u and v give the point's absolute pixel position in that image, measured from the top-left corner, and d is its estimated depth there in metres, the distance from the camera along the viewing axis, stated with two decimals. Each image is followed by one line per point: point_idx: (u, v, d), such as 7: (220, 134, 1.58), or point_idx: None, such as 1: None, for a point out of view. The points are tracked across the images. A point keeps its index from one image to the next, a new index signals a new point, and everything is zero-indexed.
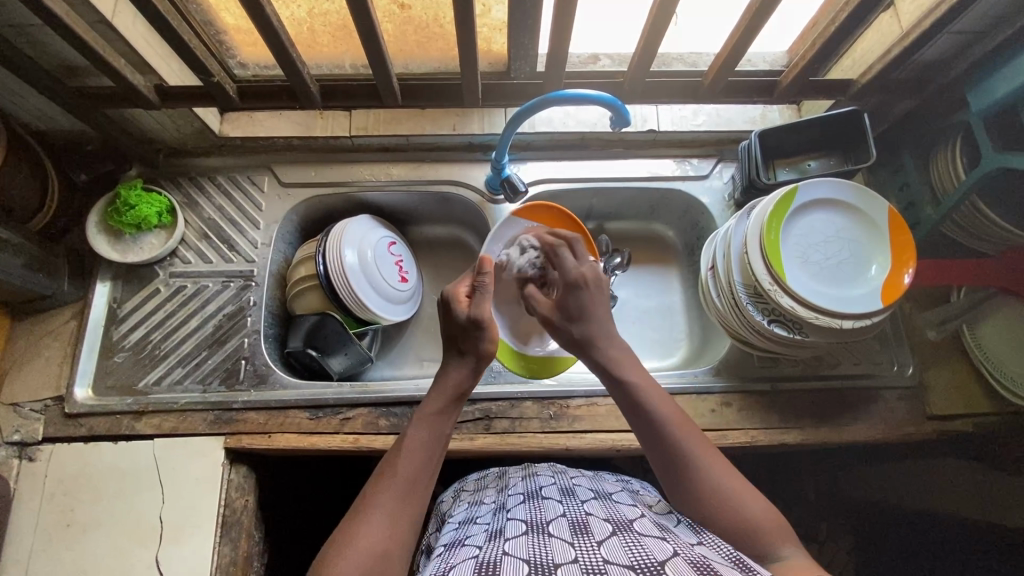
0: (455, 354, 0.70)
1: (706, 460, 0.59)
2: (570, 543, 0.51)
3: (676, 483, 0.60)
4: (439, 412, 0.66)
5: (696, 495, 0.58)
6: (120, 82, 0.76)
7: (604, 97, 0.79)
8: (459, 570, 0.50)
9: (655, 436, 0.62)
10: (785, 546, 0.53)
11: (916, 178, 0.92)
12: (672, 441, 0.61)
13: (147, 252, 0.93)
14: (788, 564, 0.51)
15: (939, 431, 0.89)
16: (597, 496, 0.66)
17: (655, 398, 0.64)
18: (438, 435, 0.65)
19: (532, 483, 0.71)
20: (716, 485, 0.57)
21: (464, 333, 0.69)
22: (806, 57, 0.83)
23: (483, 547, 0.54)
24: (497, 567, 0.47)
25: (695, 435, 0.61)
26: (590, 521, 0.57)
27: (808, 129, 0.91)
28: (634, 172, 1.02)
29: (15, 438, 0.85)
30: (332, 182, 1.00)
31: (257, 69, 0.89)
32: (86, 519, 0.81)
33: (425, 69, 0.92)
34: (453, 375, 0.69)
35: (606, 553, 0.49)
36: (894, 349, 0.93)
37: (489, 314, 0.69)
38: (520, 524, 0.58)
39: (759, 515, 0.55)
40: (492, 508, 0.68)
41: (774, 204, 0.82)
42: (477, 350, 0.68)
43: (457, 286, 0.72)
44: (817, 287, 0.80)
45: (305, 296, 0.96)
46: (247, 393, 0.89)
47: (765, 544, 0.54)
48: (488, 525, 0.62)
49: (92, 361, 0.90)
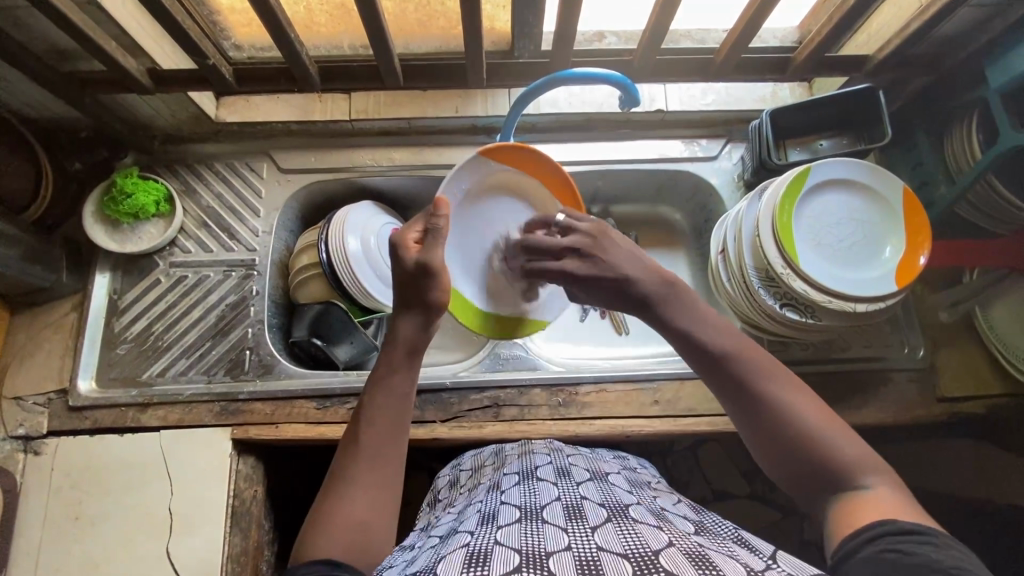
0: (403, 306, 0.65)
1: (785, 391, 0.52)
2: (564, 530, 0.50)
3: (756, 429, 0.52)
4: (398, 370, 0.62)
5: (779, 435, 0.51)
6: (113, 67, 0.73)
7: (613, 76, 0.76)
8: (449, 556, 0.48)
9: (725, 373, 0.54)
10: (871, 476, 0.48)
11: (930, 157, 0.90)
12: (746, 378, 0.53)
13: (147, 242, 0.91)
14: (869, 498, 0.46)
15: (950, 413, 0.89)
16: (593, 478, 0.65)
17: (717, 330, 0.57)
18: (400, 395, 0.61)
19: (528, 463, 0.70)
20: (800, 421, 0.51)
21: (413, 280, 0.64)
22: (822, 32, 0.80)
23: (475, 532, 0.53)
24: (488, 556, 0.45)
25: (771, 368, 0.54)
26: (585, 508, 0.55)
27: (821, 107, 0.89)
28: (642, 153, 1.00)
29: (20, 432, 0.84)
30: (332, 167, 0.98)
31: (253, 51, 0.86)
32: (94, 512, 0.81)
33: (426, 50, 0.89)
34: (404, 329, 0.64)
35: (600, 541, 0.47)
36: (905, 332, 0.92)
37: (442, 258, 0.65)
38: (514, 509, 0.57)
39: (850, 447, 0.49)
40: (487, 488, 0.68)
41: (787, 185, 0.80)
42: (426, 301, 0.64)
43: (408, 230, 0.67)
44: (826, 263, 0.80)
45: (309, 285, 0.95)
46: (252, 384, 0.88)
47: (851, 475, 0.48)
48: (483, 507, 0.61)
49: (95, 354, 0.89)
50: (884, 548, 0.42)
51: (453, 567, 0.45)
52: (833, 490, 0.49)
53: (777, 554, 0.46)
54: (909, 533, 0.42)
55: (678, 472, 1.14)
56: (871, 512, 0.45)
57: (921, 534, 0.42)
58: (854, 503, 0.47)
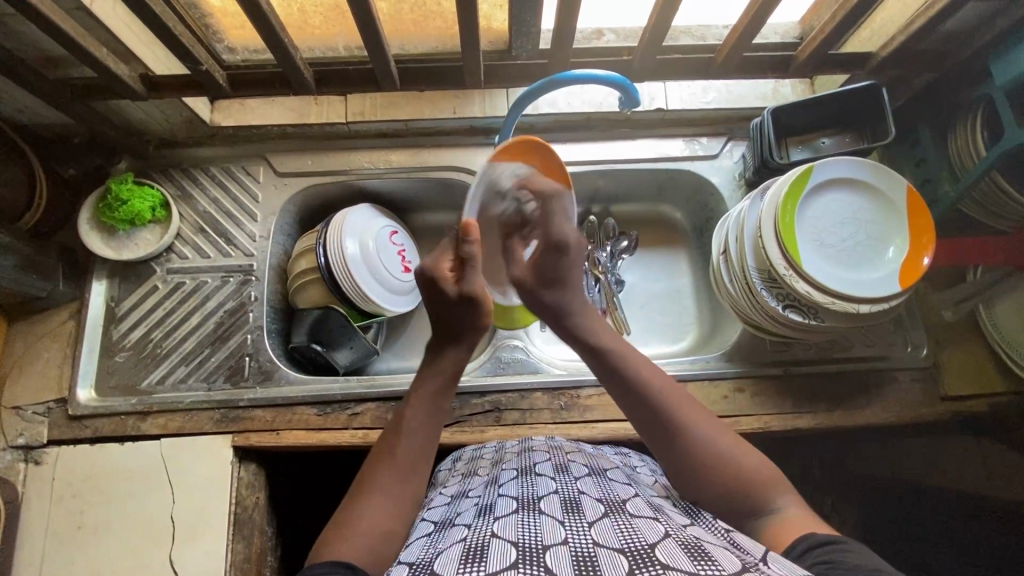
0: (450, 334, 0.68)
1: (693, 420, 0.60)
2: (561, 523, 0.50)
3: (669, 448, 0.59)
4: (438, 388, 0.66)
5: (692, 458, 0.58)
6: (105, 74, 0.72)
7: (612, 77, 0.75)
8: (445, 552, 0.48)
9: (646, 409, 0.61)
10: (778, 497, 0.55)
11: (934, 154, 0.89)
12: (661, 410, 0.61)
13: (143, 249, 0.91)
14: (787, 519, 0.53)
15: (953, 412, 0.89)
16: (592, 473, 0.65)
17: (637, 369, 0.64)
18: (435, 412, 0.65)
19: (527, 460, 0.70)
20: (701, 442, 0.58)
21: (455, 311, 0.67)
22: (825, 30, 0.79)
23: (472, 526, 0.52)
24: (484, 551, 0.45)
25: (681, 398, 0.62)
26: (583, 502, 0.55)
27: (822, 105, 0.88)
28: (642, 153, 0.99)
29: (21, 441, 0.84)
30: (328, 170, 0.97)
31: (246, 54, 0.85)
32: (97, 520, 0.81)
33: (422, 51, 0.88)
34: (452, 355, 0.68)
35: (596, 533, 0.47)
36: (908, 331, 0.92)
37: (480, 287, 0.67)
38: (511, 501, 0.56)
39: (757, 468, 0.56)
40: (484, 481, 0.67)
41: (789, 184, 0.79)
42: (474, 328, 0.68)
43: (441, 260, 0.69)
44: (836, 266, 0.79)
45: (307, 290, 0.94)
46: (252, 390, 0.88)
47: (761, 496, 0.55)
48: (479, 500, 0.61)
49: (93, 362, 0.89)
50: (819, 558, 0.46)
51: (450, 565, 0.44)
52: (750, 513, 0.55)
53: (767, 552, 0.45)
54: (838, 544, 0.47)
55: None
56: (785, 533, 0.51)
57: (835, 543, 0.47)
58: (771, 526, 0.53)
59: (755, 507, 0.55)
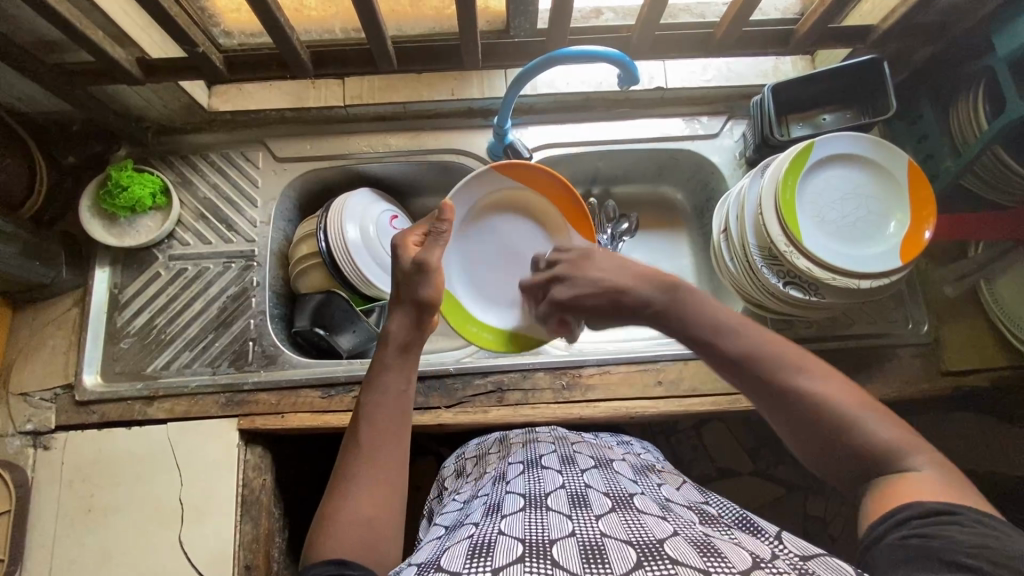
0: (398, 302, 0.66)
1: (808, 380, 0.49)
2: (568, 518, 0.50)
3: (786, 420, 0.50)
4: (392, 368, 0.63)
5: (824, 431, 0.48)
6: (102, 58, 0.72)
7: (611, 53, 0.74)
8: (453, 547, 0.48)
9: (758, 379, 0.51)
10: (917, 456, 0.46)
11: (936, 129, 0.88)
12: (776, 376, 0.50)
13: (144, 236, 0.91)
14: (908, 481, 0.45)
15: (955, 386, 0.89)
16: (599, 466, 0.65)
17: (749, 330, 0.53)
18: (397, 392, 0.62)
19: (533, 451, 0.71)
20: (836, 415, 0.48)
21: (407, 277, 0.66)
22: (824, 3, 0.78)
23: (479, 523, 0.53)
24: (491, 546, 0.46)
25: (799, 356, 0.51)
26: (589, 495, 0.56)
27: (823, 81, 0.87)
28: (642, 133, 0.99)
29: (29, 427, 0.85)
30: (327, 155, 0.96)
31: (243, 38, 0.84)
32: (106, 503, 0.82)
33: (420, 31, 0.87)
34: (394, 326, 0.65)
35: (603, 527, 0.48)
36: (909, 307, 0.92)
37: (436, 259, 0.66)
38: (518, 498, 0.57)
39: (884, 429, 0.47)
40: (493, 478, 0.68)
41: (789, 160, 0.79)
42: (418, 299, 0.65)
43: (410, 233, 0.69)
44: (818, 236, 0.79)
45: (309, 274, 0.94)
46: (256, 374, 0.88)
47: (896, 466, 0.46)
48: (489, 498, 0.62)
49: (99, 348, 0.89)
50: (911, 531, 0.42)
51: (457, 558, 0.45)
52: (878, 480, 0.47)
53: (781, 534, 0.47)
54: (940, 516, 0.41)
55: (682, 450, 1.15)
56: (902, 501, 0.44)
57: (946, 514, 0.41)
58: (896, 486, 0.45)
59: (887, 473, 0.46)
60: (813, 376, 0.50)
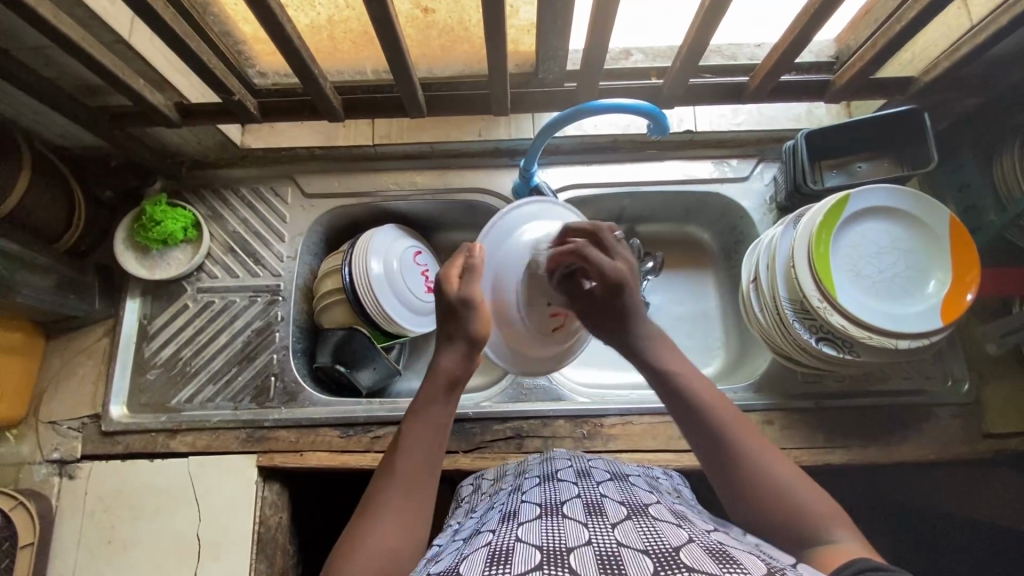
0: (446, 340, 0.65)
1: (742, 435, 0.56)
2: (584, 524, 0.48)
3: (713, 457, 0.56)
4: (432, 403, 0.61)
5: (742, 475, 0.54)
6: (140, 103, 0.75)
7: (645, 107, 0.76)
8: (471, 555, 0.46)
9: (699, 422, 0.58)
10: (840, 530, 0.50)
11: (978, 180, 0.85)
12: (708, 419, 0.58)
13: (175, 269, 0.93)
14: (835, 549, 0.48)
15: (997, 450, 0.85)
16: (614, 478, 0.61)
17: (696, 383, 0.61)
18: (436, 428, 0.60)
19: (549, 466, 0.66)
20: (764, 471, 0.54)
21: (453, 314, 0.65)
22: (864, 57, 0.76)
23: (497, 531, 0.50)
24: (509, 555, 0.43)
25: (737, 417, 0.58)
26: (605, 503, 0.53)
27: (857, 130, 0.86)
28: (669, 175, 0.98)
29: (56, 456, 0.87)
30: (354, 192, 0.97)
31: (278, 78, 0.84)
32: (126, 536, 0.83)
33: (449, 73, 0.86)
34: (445, 360, 0.63)
35: (620, 535, 0.46)
36: (949, 364, 0.88)
37: (479, 293, 0.66)
38: (534, 507, 0.54)
39: (815, 503, 0.51)
40: (508, 490, 0.65)
41: (824, 213, 0.77)
42: (468, 334, 0.64)
43: (449, 266, 0.68)
44: (840, 274, 0.77)
45: (332, 309, 0.94)
46: (278, 411, 0.89)
47: (817, 525, 0.50)
48: (505, 507, 0.58)
49: (126, 379, 0.91)
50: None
51: (474, 566, 0.43)
52: (806, 544, 0.50)
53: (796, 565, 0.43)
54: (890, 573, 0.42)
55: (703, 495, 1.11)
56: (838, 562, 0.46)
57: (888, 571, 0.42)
58: (822, 554, 0.48)
59: (800, 537, 0.50)
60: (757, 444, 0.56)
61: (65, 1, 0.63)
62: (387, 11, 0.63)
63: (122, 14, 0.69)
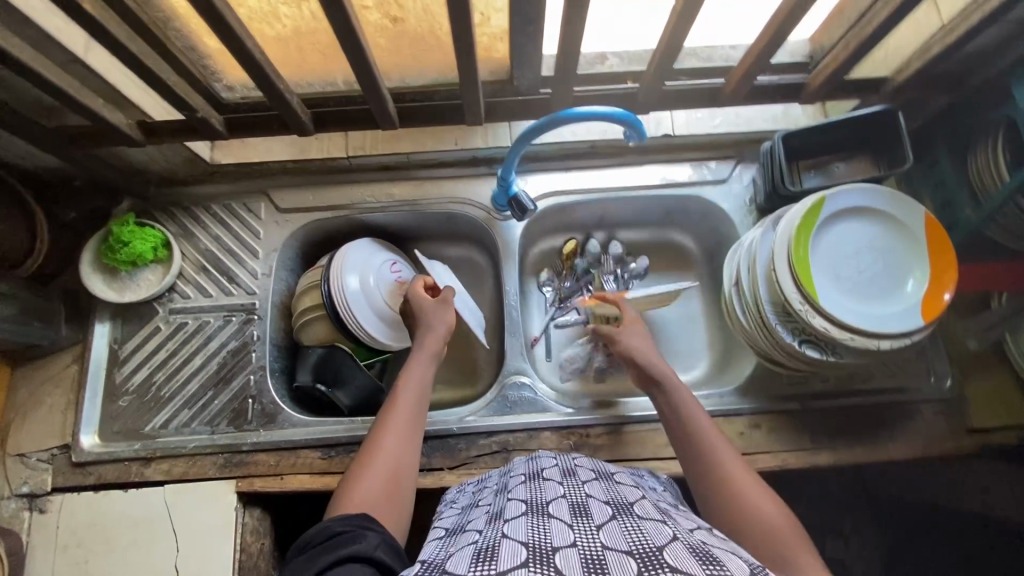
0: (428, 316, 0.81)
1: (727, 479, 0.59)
2: (569, 526, 0.46)
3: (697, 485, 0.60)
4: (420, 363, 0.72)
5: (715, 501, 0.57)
6: (99, 122, 0.72)
7: (617, 113, 0.75)
8: (457, 553, 0.44)
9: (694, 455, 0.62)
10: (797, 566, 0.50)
11: (955, 177, 0.85)
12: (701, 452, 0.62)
13: (145, 290, 0.90)
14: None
15: (980, 445, 0.85)
16: (599, 478, 0.59)
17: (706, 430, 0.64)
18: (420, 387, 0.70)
19: (534, 465, 0.65)
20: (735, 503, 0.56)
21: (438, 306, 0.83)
22: (837, 60, 0.76)
23: (483, 530, 0.49)
24: (495, 551, 0.42)
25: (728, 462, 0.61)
26: (591, 503, 0.51)
27: (832, 131, 0.85)
28: (647, 179, 0.97)
29: (25, 490, 0.83)
30: (332, 205, 0.95)
31: (245, 91, 0.81)
32: (101, 569, 0.80)
33: (424, 81, 0.85)
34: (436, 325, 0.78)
35: (605, 537, 0.44)
36: (931, 360, 0.88)
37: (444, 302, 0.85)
38: (520, 506, 0.52)
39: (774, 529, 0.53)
40: (495, 489, 0.63)
41: (801, 216, 0.77)
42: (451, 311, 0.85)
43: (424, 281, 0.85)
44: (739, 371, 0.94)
45: (311, 327, 0.92)
46: (256, 434, 0.86)
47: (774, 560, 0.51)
48: (489, 508, 0.56)
49: (97, 407, 0.88)
50: None
51: (461, 561, 0.42)
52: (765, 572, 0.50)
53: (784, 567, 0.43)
54: None
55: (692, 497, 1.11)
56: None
57: None
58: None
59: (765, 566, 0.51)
60: (747, 484, 0.57)
61: (16, 21, 0.60)
62: (351, 24, 0.61)
63: (76, 33, 0.66)
